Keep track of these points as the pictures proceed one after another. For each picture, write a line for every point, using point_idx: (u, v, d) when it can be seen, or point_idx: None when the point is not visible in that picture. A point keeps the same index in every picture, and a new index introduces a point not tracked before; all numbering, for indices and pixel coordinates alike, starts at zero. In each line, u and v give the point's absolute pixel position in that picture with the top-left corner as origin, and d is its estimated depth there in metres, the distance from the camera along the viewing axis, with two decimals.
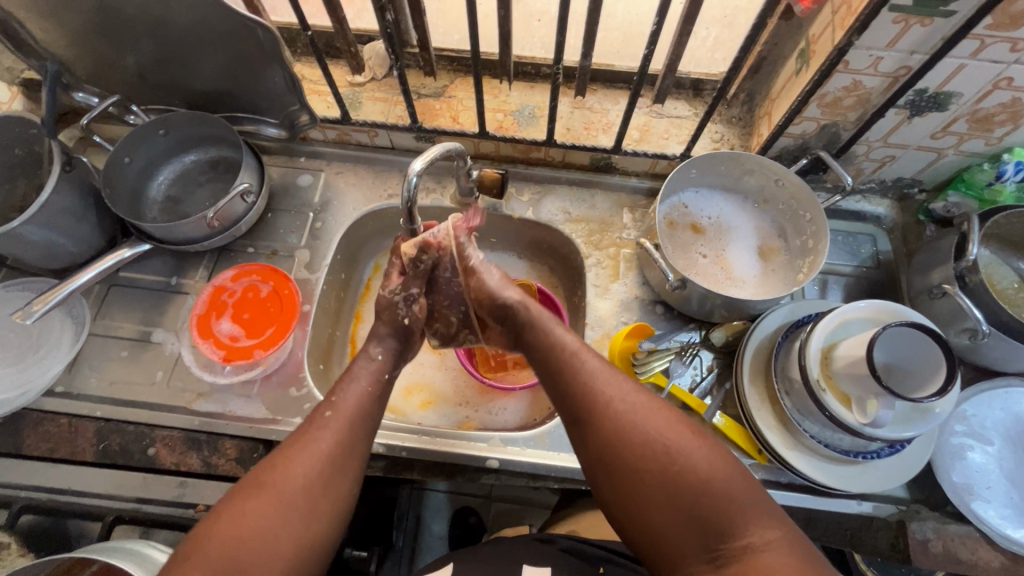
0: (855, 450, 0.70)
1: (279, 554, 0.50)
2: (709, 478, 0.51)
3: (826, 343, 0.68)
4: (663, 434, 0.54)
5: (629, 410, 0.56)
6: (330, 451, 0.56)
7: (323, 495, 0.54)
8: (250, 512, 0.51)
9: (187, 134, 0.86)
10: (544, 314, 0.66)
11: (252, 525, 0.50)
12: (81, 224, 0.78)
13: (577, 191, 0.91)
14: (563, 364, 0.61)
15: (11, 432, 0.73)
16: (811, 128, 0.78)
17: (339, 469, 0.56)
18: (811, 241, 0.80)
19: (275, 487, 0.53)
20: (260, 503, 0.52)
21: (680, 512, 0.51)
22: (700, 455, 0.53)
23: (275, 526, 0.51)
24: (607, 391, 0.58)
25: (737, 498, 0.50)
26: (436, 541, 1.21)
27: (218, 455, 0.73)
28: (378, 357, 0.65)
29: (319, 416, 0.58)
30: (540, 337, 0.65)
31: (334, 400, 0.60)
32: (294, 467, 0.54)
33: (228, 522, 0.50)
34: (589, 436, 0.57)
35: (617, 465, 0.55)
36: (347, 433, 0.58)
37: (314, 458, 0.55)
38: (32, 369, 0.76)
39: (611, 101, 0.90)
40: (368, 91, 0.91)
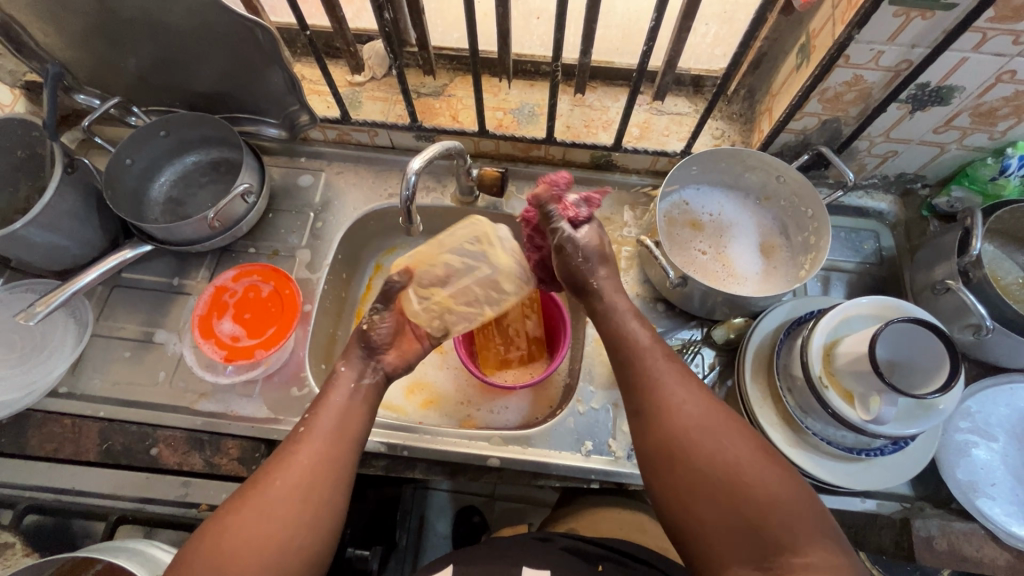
0: (859, 448, 0.69)
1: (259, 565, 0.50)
2: (772, 492, 0.50)
3: (829, 340, 0.68)
4: (729, 444, 0.54)
5: (701, 412, 0.56)
6: (310, 464, 0.55)
7: (310, 506, 0.53)
8: (233, 536, 0.51)
9: (189, 136, 0.87)
10: (625, 303, 0.67)
11: (240, 553, 0.50)
12: (83, 226, 0.79)
13: (577, 190, 0.91)
14: (634, 363, 0.62)
15: (16, 432, 0.73)
16: (812, 124, 0.77)
17: (325, 478, 0.55)
18: (813, 237, 0.80)
19: (254, 502, 0.52)
20: (240, 518, 0.51)
21: (735, 520, 0.50)
22: (763, 468, 0.52)
23: (264, 549, 0.50)
24: (681, 393, 0.58)
25: (797, 513, 0.49)
26: (440, 539, 1.22)
27: (220, 455, 0.73)
28: (343, 369, 0.63)
29: (295, 432, 0.57)
30: (614, 332, 0.65)
31: (314, 414, 0.59)
32: (274, 482, 0.54)
33: (211, 535, 0.51)
34: (654, 434, 0.57)
35: (681, 465, 0.55)
36: (329, 444, 0.57)
37: (296, 470, 0.54)
38: (36, 369, 0.76)
39: (611, 99, 0.90)
40: (368, 91, 0.91)
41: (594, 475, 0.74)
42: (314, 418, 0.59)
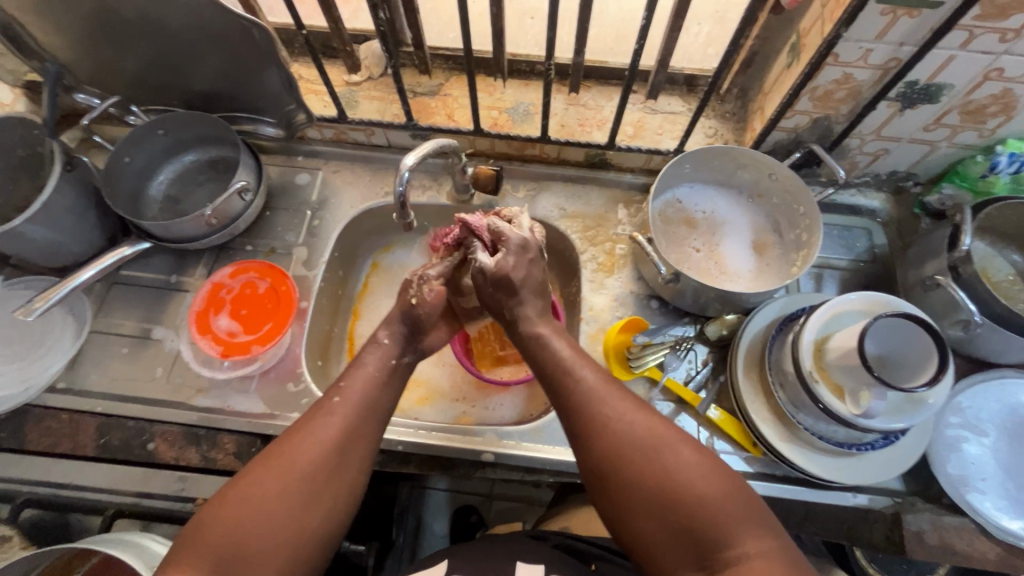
0: (850, 443, 0.70)
1: (278, 525, 0.51)
2: (703, 494, 0.52)
3: (819, 335, 0.68)
4: (658, 454, 0.54)
5: (631, 424, 0.57)
6: (337, 434, 0.58)
7: (325, 477, 0.55)
8: (252, 495, 0.52)
9: (187, 135, 0.87)
10: (548, 327, 0.68)
11: (256, 509, 0.51)
12: (82, 223, 0.79)
13: (572, 188, 0.92)
14: (562, 379, 0.63)
15: (14, 428, 0.74)
16: (804, 122, 0.78)
17: (341, 452, 0.57)
18: (805, 234, 0.81)
19: (284, 464, 0.55)
20: (267, 478, 0.53)
21: (668, 523, 0.52)
22: (696, 469, 0.53)
23: (273, 512, 0.52)
24: (612, 406, 0.59)
25: (731, 510, 0.50)
26: (437, 539, 1.24)
27: (217, 450, 0.73)
28: (384, 342, 0.67)
29: (329, 400, 0.60)
30: (540, 351, 0.66)
31: (344, 385, 0.62)
32: (301, 447, 0.56)
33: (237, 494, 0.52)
34: (587, 449, 0.58)
35: (612, 478, 0.55)
36: (359, 415, 0.60)
37: (318, 439, 0.57)
38: (35, 365, 0.77)
39: (606, 98, 0.91)
40: (365, 90, 0.92)
41: None
42: (340, 391, 0.62)
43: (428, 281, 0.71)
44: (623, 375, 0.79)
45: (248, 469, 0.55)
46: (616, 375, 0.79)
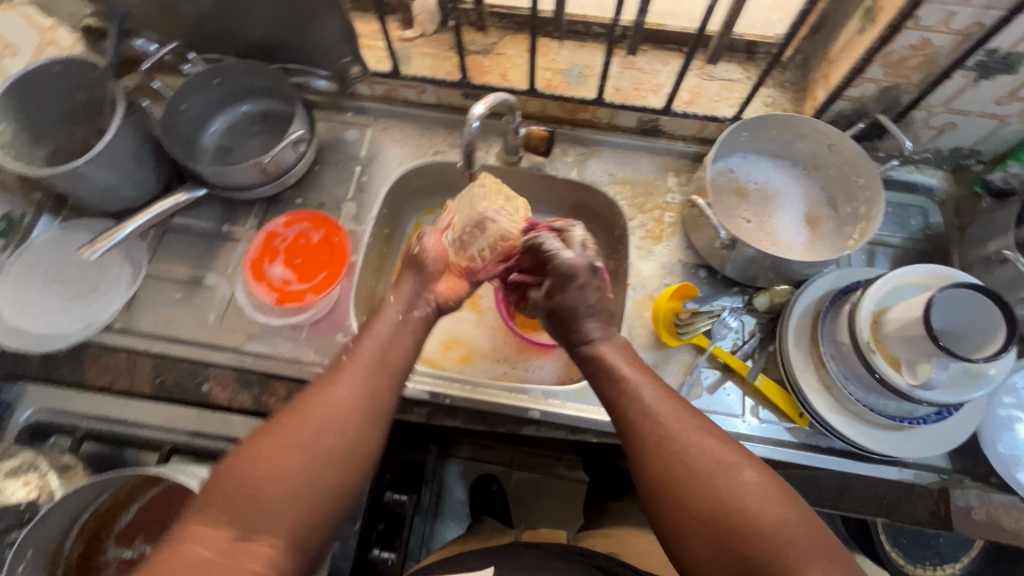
0: (901, 417, 0.70)
1: (279, 509, 0.49)
2: (760, 516, 0.50)
3: (877, 307, 0.68)
4: (714, 476, 0.53)
5: (690, 442, 0.55)
6: (345, 415, 0.54)
7: (350, 433, 0.54)
8: (268, 453, 0.51)
9: (240, 85, 0.87)
10: (611, 350, 0.65)
11: (256, 493, 0.49)
12: (140, 167, 0.81)
13: (623, 155, 0.91)
14: (619, 398, 0.61)
15: (73, 363, 0.76)
16: (871, 91, 0.76)
17: (366, 407, 0.55)
18: (863, 207, 0.79)
19: (286, 445, 0.51)
20: (269, 462, 0.50)
21: (719, 547, 0.51)
22: (759, 491, 0.52)
23: (277, 495, 0.49)
24: (668, 424, 0.57)
25: (795, 541, 0.49)
26: (457, 504, 1.39)
27: (268, 394, 0.76)
28: (394, 299, 0.66)
29: (337, 379, 0.57)
30: (598, 374, 0.64)
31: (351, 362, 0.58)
32: (305, 428, 0.53)
33: (237, 476, 0.50)
34: (642, 470, 0.57)
35: (667, 502, 0.54)
36: (368, 394, 0.56)
37: (341, 393, 0.55)
38: (97, 304, 0.79)
39: (662, 63, 0.89)
40: (418, 46, 0.90)
41: None
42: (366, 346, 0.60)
43: (429, 235, 0.72)
44: (671, 341, 0.79)
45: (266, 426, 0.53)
46: (665, 341, 0.79)
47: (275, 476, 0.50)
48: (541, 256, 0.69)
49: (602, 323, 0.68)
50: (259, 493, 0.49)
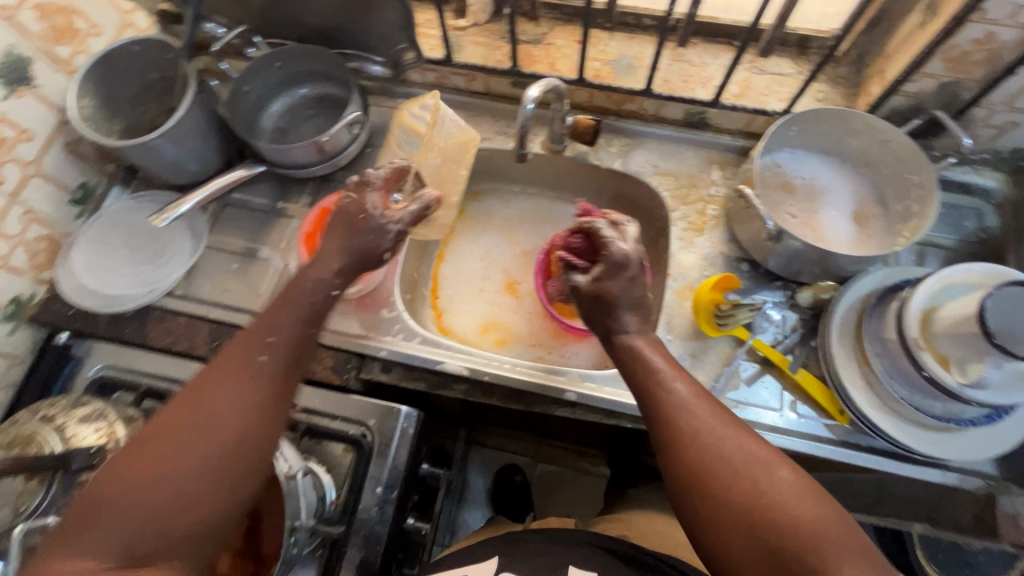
0: (948, 418, 0.68)
1: (165, 525, 0.46)
2: (797, 512, 0.49)
3: (927, 305, 0.67)
4: (752, 469, 0.52)
5: (724, 437, 0.54)
6: (235, 422, 0.50)
7: (237, 446, 0.50)
8: (143, 477, 0.47)
9: (299, 69, 0.91)
10: (647, 343, 0.65)
11: (132, 507, 0.46)
12: (205, 144, 0.85)
13: (667, 147, 0.91)
14: (655, 389, 0.60)
15: (138, 324, 0.81)
16: (929, 87, 0.75)
17: (254, 411, 0.52)
18: (916, 205, 0.78)
19: (163, 458, 0.48)
20: (146, 475, 0.47)
21: (755, 543, 0.49)
22: (792, 488, 0.50)
23: (159, 511, 0.46)
24: (705, 418, 0.56)
25: (826, 536, 0.47)
26: (482, 491, 1.40)
27: (316, 363, 0.79)
28: (335, 266, 0.62)
29: (218, 379, 0.52)
30: (631, 365, 0.63)
31: (235, 358, 0.53)
32: (183, 438, 0.48)
33: (111, 489, 0.46)
34: (670, 463, 0.55)
35: (698, 496, 0.53)
36: (253, 396, 0.52)
37: (227, 405, 0.51)
38: (160, 271, 0.84)
39: (711, 56, 0.89)
40: (470, 35, 0.93)
41: None
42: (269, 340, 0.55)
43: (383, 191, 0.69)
44: (710, 331, 0.79)
45: (136, 444, 0.48)
46: (704, 331, 0.80)
47: (153, 505, 0.46)
48: (596, 241, 0.70)
49: (642, 318, 0.67)
50: (131, 519, 0.46)
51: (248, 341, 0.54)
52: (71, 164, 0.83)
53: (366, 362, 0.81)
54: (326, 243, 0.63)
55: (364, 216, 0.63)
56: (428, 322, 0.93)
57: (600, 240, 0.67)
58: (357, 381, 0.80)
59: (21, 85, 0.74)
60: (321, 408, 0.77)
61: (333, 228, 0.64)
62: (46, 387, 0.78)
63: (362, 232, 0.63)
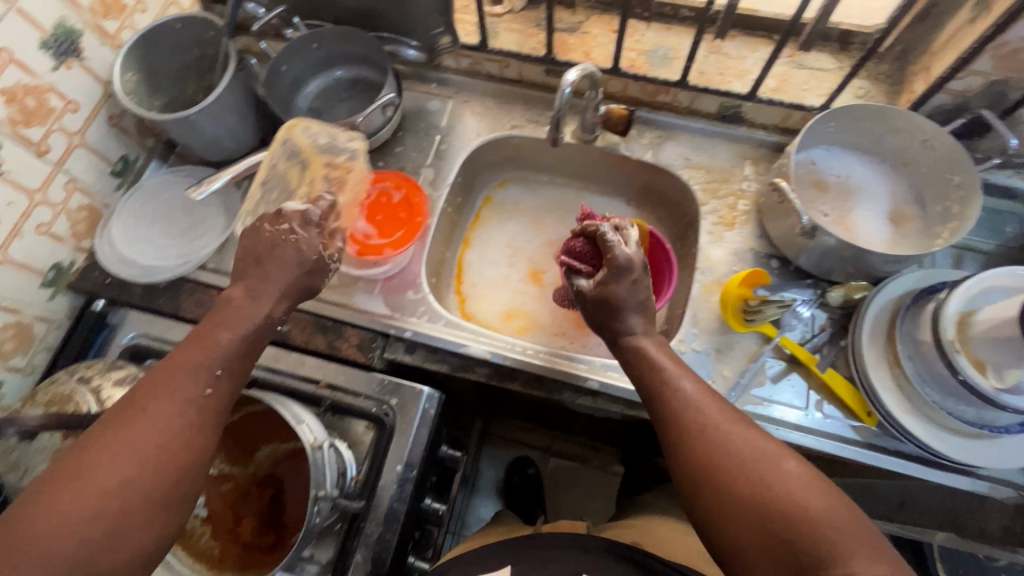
0: (980, 423, 0.67)
1: (102, 552, 0.45)
2: (806, 506, 0.48)
3: (965, 308, 0.65)
4: (760, 461, 0.51)
5: (733, 432, 0.54)
6: (172, 446, 0.50)
7: (175, 470, 0.50)
8: (62, 515, 0.45)
9: (336, 51, 0.92)
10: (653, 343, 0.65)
11: (61, 536, 0.44)
12: (242, 121, 0.87)
13: (700, 140, 0.90)
14: (662, 387, 0.60)
15: (171, 295, 0.83)
16: (976, 85, 0.73)
17: (191, 434, 0.52)
18: (956, 207, 0.76)
19: (95, 484, 0.46)
20: (76, 501, 0.46)
21: (767, 535, 0.48)
22: (802, 481, 0.49)
23: (92, 540, 0.45)
24: (712, 415, 0.56)
25: (834, 529, 0.46)
26: (494, 481, 1.41)
27: (341, 340, 0.80)
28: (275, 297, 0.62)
29: (147, 403, 0.51)
30: (643, 365, 0.63)
31: (168, 383, 0.53)
32: (117, 461, 0.48)
33: (37, 518, 0.44)
34: (679, 454, 0.55)
35: (706, 487, 0.52)
36: (189, 420, 0.52)
37: (161, 439, 0.50)
38: (194, 244, 0.86)
39: (749, 49, 0.88)
40: (506, 22, 0.93)
41: None
42: (213, 374, 0.55)
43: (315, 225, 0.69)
44: (738, 327, 0.78)
45: (57, 480, 0.46)
46: (731, 326, 0.79)
47: (78, 538, 0.45)
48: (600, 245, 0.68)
49: (649, 318, 0.67)
50: (62, 548, 0.44)
51: (189, 374, 0.54)
52: (114, 137, 0.85)
53: (391, 342, 0.81)
54: (257, 278, 0.62)
55: (295, 247, 0.64)
56: (452, 307, 0.94)
57: (604, 243, 0.65)
58: (381, 360, 0.80)
59: (69, 57, 0.75)
60: (346, 384, 0.78)
61: (256, 263, 0.63)
62: (82, 350, 0.81)
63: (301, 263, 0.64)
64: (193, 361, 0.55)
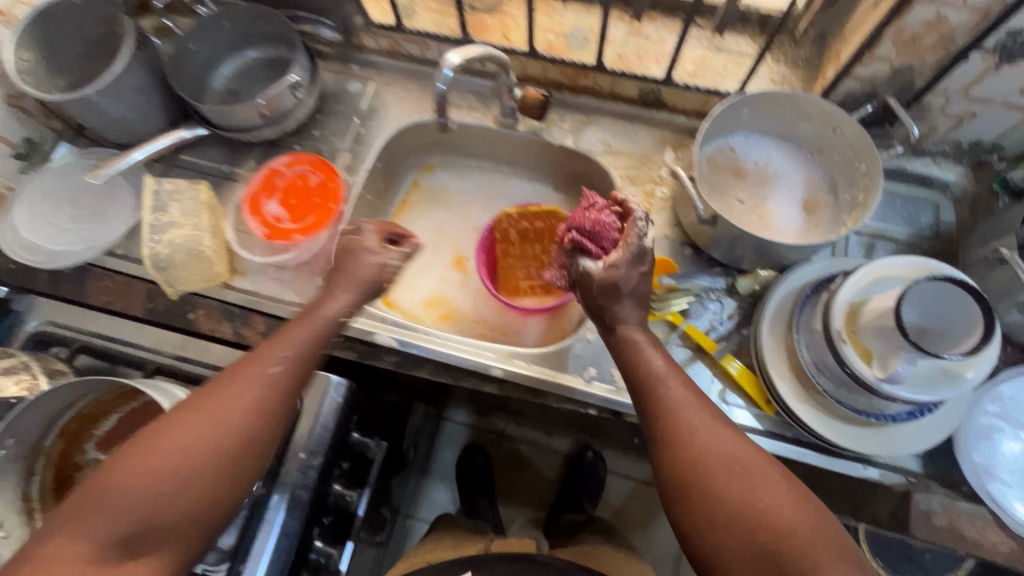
0: (870, 412, 0.67)
1: (169, 510, 0.50)
2: (790, 519, 0.49)
3: (856, 298, 0.64)
4: (749, 472, 0.51)
5: (716, 439, 0.54)
6: (241, 419, 0.54)
7: (242, 444, 0.54)
8: (144, 468, 0.50)
9: (249, 30, 0.90)
10: (644, 336, 0.62)
11: (141, 487, 0.49)
12: (147, 103, 0.84)
13: (622, 125, 0.89)
14: (652, 384, 0.58)
15: (77, 282, 0.82)
16: (883, 71, 0.72)
17: (261, 413, 0.56)
18: (862, 195, 0.75)
19: (176, 443, 0.52)
20: (157, 457, 0.51)
21: (752, 549, 0.48)
22: (783, 494, 0.50)
23: (163, 495, 0.50)
24: (697, 418, 0.55)
25: (817, 543, 0.47)
26: (447, 465, 1.42)
27: (247, 328, 0.80)
28: (346, 293, 0.67)
29: (226, 379, 0.56)
30: (630, 356, 0.61)
31: (247, 363, 0.58)
32: (195, 427, 0.53)
33: (122, 468, 0.50)
34: (664, 454, 0.55)
35: (692, 490, 0.52)
36: (260, 398, 0.56)
37: (236, 409, 0.55)
38: (102, 229, 0.84)
39: (669, 32, 0.86)
40: (424, 1, 0.90)
41: (592, 401, 0.75)
42: (284, 357, 0.59)
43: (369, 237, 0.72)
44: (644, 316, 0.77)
45: (150, 433, 0.52)
46: None
47: (154, 493, 0.50)
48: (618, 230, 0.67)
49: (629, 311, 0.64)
50: (139, 501, 0.49)
51: (266, 357, 0.59)
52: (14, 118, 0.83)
53: None
54: (339, 278, 0.68)
55: (366, 257, 0.70)
56: None
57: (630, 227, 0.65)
58: None
59: None
60: None
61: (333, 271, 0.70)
62: None
63: (366, 266, 0.69)
64: (274, 345, 0.60)
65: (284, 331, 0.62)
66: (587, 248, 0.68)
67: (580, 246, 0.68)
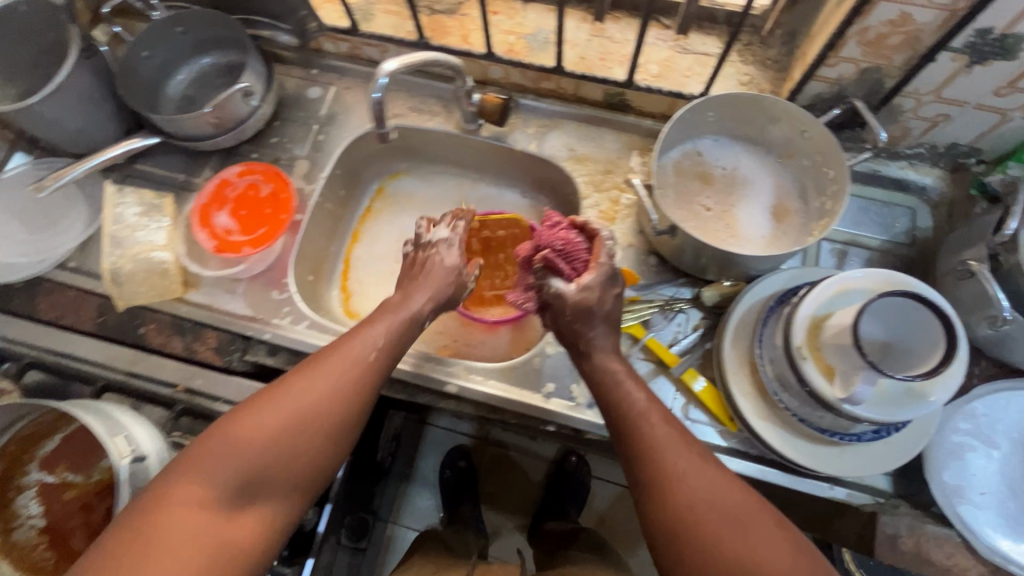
0: (835, 431, 0.64)
1: (269, 473, 0.52)
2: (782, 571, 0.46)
3: (819, 312, 0.61)
4: (741, 519, 0.49)
5: (706, 482, 0.51)
6: (340, 394, 0.56)
7: (337, 420, 0.55)
8: (254, 430, 0.52)
9: (205, 36, 0.88)
10: (620, 366, 0.63)
11: (248, 447, 0.52)
12: (98, 112, 0.82)
13: (586, 129, 0.86)
14: (636, 425, 0.57)
15: (28, 296, 0.80)
16: (850, 72, 0.69)
17: (357, 394, 0.57)
18: (830, 202, 0.72)
19: (281, 410, 0.54)
20: (265, 420, 0.53)
21: None
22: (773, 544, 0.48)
23: (264, 458, 0.52)
24: (685, 461, 0.53)
25: None
26: (428, 471, 1.38)
27: (199, 343, 0.79)
28: (427, 292, 0.68)
29: (323, 356, 0.58)
30: (612, 393, 0.61)
31: (342, 343, 0.60)
32: (300, 397, 0.55)
33: (230, 429, 0.52)
34: (651, 499, 0.53)
35: (688, 538, 0.49)
36: (356, 378, 0.58)
37: (334, 385, 0.56)
38: (53, 241, 0.83)
39: (633, 32, 0.83)
40: (382, 3, 0.88)
41: (551, 418, 0.73)
42: (377, 345, 0.61)
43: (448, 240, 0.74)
44: None
45: (258, 397, 0.55)
46: None
47: (260, 454, 0.52)
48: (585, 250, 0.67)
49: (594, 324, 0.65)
50: (247, 460, 0.51)
51: (361, 340, 0.60)
52: None
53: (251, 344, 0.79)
54: (412, 283, 0.69)
55: (440, 264, 0.71)
56: (333, 306, 0.91)
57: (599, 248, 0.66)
58: (242, 362, 0.79)
59: None
60: (202, 388, 0.75)
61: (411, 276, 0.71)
62: None
63: (447, 270, 0.71)
64: (367, 330, 0.62)
65: (372, 319, 0.64)
66: (552, 268, 0.67)
67: (548, 267, 0.67)
